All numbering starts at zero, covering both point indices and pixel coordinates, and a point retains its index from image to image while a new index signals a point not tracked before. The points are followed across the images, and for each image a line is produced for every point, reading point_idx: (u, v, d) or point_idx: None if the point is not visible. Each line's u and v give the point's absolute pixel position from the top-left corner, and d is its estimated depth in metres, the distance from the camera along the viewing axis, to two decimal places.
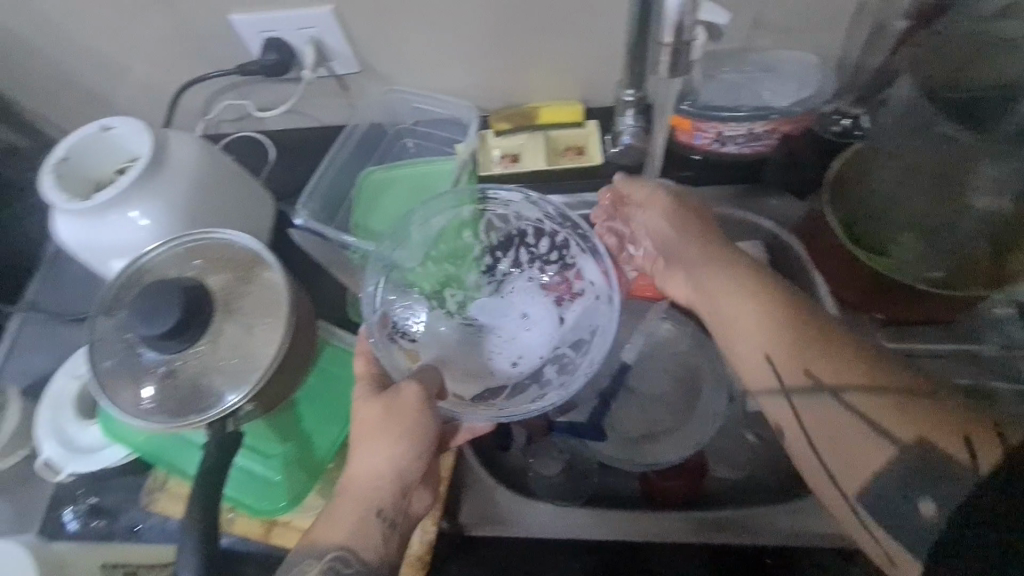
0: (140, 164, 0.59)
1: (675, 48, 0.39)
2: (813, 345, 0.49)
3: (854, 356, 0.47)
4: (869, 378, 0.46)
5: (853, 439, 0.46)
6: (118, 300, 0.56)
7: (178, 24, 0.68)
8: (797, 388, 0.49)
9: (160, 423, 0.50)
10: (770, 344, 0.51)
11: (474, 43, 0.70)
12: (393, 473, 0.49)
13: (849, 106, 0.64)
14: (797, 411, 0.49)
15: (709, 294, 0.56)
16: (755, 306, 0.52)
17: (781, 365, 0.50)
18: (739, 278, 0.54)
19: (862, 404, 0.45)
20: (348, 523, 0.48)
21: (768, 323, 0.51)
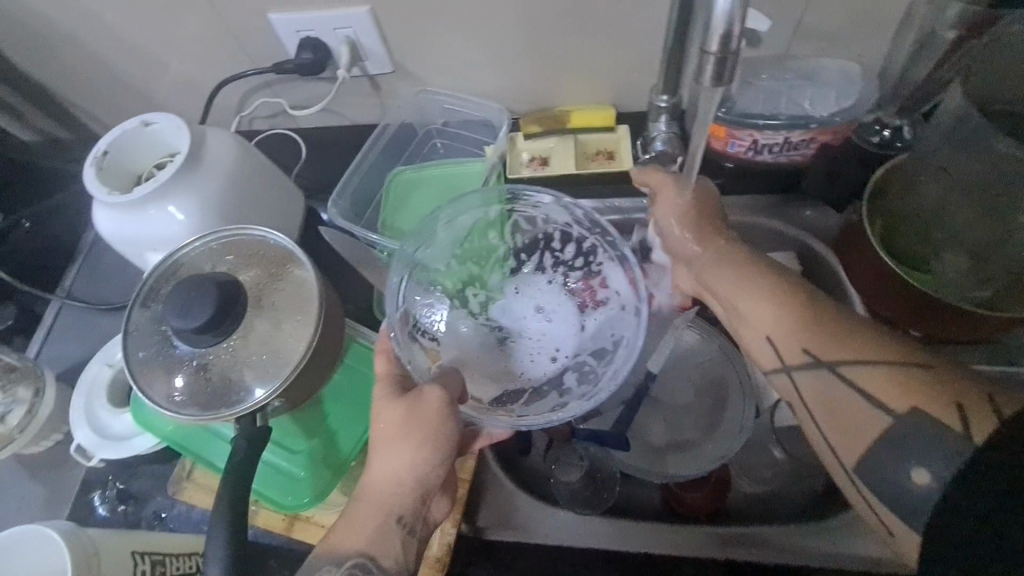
0: (178, 160, 0.60)
1: (721, 57, 0.38)
2: (813, 321, 0.47)
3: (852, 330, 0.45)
4: (868, 352, 0.44)
5: (849, 413, 0.44)
6: (154, 292, 0.57)
7: (217, 22, 0.70)
8: (796, 364, 0.48)
9: (191, 416, 0.51)
10: (769, 323, 0.49)
11: (508, 46, 0.70)
12: (416, 475, 0.48)
13: (890, 116, 0.63)
14: (800, 389, 0.48)
15: (724, 297, 0.53)
16: (769, 299, 0.49)
17: (780, 343, 0.48)
18: (761, 276, 0.51)
19: (859, 377, 0.43)
20: (369, 530, 0.47)
21: (777, 308, 0.49)
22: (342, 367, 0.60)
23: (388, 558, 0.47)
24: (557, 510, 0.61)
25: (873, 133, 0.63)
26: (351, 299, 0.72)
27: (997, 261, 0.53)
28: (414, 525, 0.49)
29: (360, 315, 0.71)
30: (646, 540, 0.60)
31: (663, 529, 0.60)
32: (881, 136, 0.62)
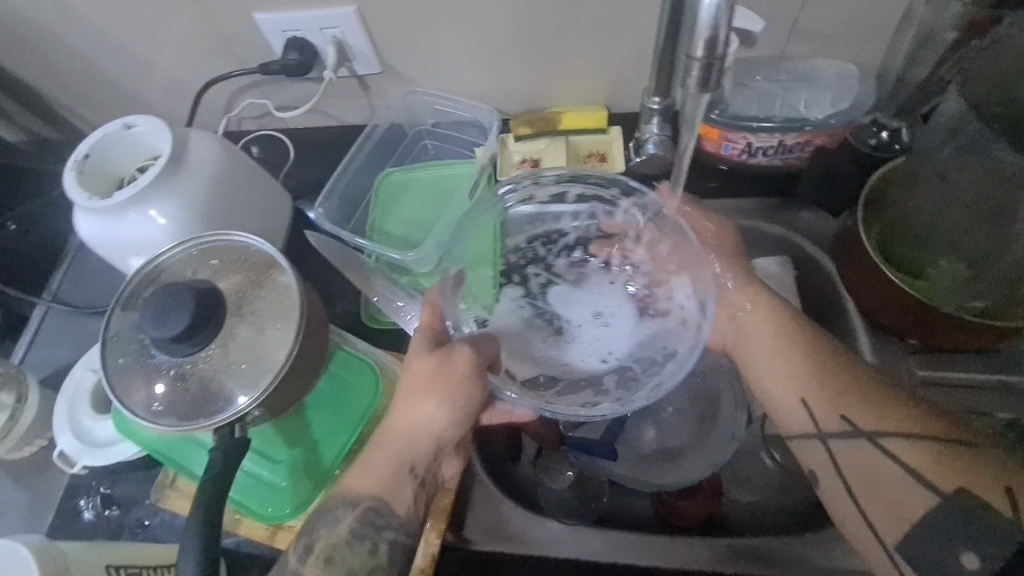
0: (160, 163, 0.59)
1: (706, 62, 0.37)
2: (848, 391, 0.51)
3: (891, 402, 0.49)
4: (905, 425, 0.47)
5: (890, 486, 0.47)
6: (134, 298, 0.56)
7: (202, 22, 0.68)
8: (835, 433, 0.50)
9: (170, 426, 0.50)
10: (810, 389, 0.52)
11: (497, 46, 0.68)
12: (441, 432, 0.51)
13: (889, 118, 0.59)
14: (834, 455, 0.50)
15: (750, 352, 0.57)
16: (811, 367, 0.53)
17: (817, 409, 0.52)
18: (803, 345, 0.54)
19: (899, 450, 0.47)
20: (381, 475, 0.50)
21: (822, 373, 0.52)
22: (326, 374, 0.60)
23: (399, 504, 0.50)
24: (546, 521, 0.60)
25: (870, 133, 0.59)
26: (339, 303, 0.71)
27: (993, 270, 0.53)
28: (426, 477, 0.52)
29: (348, 320, 0.70)
30: (634, 551, 0.59)
31: (651, 540, 0.59)
32: (879, 137, 0.58)
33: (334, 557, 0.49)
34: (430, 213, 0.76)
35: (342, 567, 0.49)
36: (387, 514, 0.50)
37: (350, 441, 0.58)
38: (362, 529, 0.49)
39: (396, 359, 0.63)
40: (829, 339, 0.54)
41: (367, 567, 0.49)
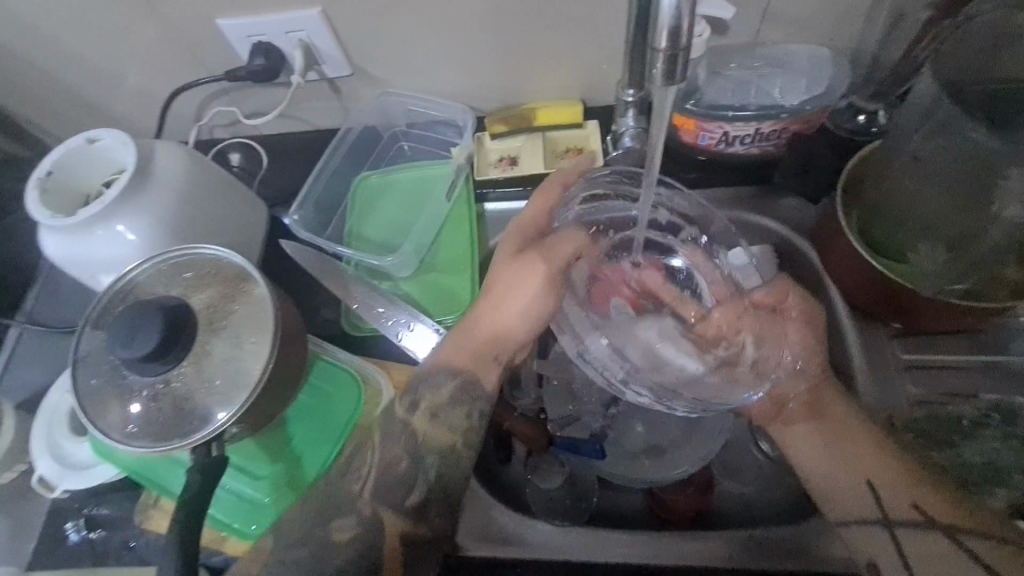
0: (125, 177, 0.57)
1: (671, 54, 0.36)
2: (913, 480, 0.52)
3: (951, 497, 0.51)
4: (971, 521, 0.49)
5: None
6: (104, 318, 0.54)
7: (164, 30, 0.67)
8: (904, 522, 0.50)
9: (145, 448, 0.49)
10: (880, 472, 0.52)
11: (467, 43, 0.67)
12: (534, 320, 0.55)
13: (866, 100, 0.62)
14: (903, 547, 0.50)
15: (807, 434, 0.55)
16: (885, 454, 0.53)
17: (884, 498, 0.52)
18: (872, 433, 0.55)
19: (975, 546, 0.48)
20: (474, 350, 0.54)
21: (897, 462, 0.53)
22: (307, 385, 0.60)
23: (488, 381, 0.54)
24: (535, 522, 0.60)
25: (847, 117, 0.63)
26: (320, 311, 0.70)
27: (977, 250, 0.51)
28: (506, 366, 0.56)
29: (329, 328, 0.69)
30: (626, 549, 0.58)
31: (645, 538, 0.59)
32: (856, 120, 0.62)
33: (437, 415, 0.51)
34: (408, 217, 0.75)
35: (444, 427, 0.51)
36: (478, 389, 0.53)
37: (334, 452, 0.57)
38: (459, 396, 0.52)
39: (378, 366, 0.62)
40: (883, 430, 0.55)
41: (466, 427, 0.51)
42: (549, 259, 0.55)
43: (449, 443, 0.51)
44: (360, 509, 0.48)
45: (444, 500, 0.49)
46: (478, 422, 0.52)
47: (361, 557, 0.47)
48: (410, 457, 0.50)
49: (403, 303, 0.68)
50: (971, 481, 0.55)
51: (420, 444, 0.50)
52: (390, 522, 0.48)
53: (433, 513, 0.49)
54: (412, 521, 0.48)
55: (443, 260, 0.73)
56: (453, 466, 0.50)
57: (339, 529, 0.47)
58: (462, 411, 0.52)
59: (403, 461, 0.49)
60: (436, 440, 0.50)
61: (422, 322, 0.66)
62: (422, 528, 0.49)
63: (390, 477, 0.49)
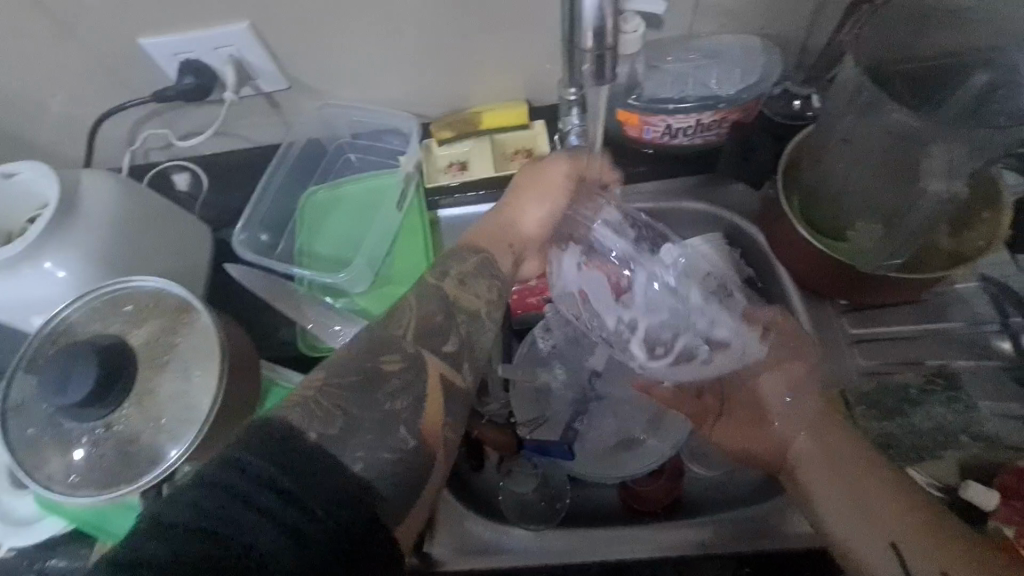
0: (49, 211, 0.54)
1: (598, 53, 0.36)
2: (936, 534, 0.48)
3: (979, 552, 0.46)
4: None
5: None
6: (34, 363, 0.51)
7: (84, 53, 0.63)
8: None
9: (89, 497, 0.47)
10: (903, 532, 0.48)
11: (404, 50, 0.66)
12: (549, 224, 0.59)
13: (799, 86, 0.65)
14: None
15: (817, 481, 0.53)
16: (910, 512, 0.49)
17: (907, 556, 0.47)
18: (899, 485, 0.50)
19: None
20: (496, 238, 0.56)
21: (927, 526, 0.48)
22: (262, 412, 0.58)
23: (501, 264, 0.55)
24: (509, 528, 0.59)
25: (783, 104, 0.65)
26: (276, 334, 0.68)
27: (905, 227, 0.52)
28: (519, 259, 0.57)
29: (286, 351, 0.67)
30: (605, 547, 0.58)
31: (623, 532, 0.59)
32: (792, 106, 0.65)
33: (465, 282, 0.51)
34: (361, 230, 0.74)
35: (473, 293, 0.51)
36: (495, 267, 0.54)
37: None
38: (481, 270, 0.53)
39: None
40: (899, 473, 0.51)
41: (488, 298, 0.51)
42: (565, 169, 0.59)
43: (476, 309, 0.50)
44: (404, 347, 0.45)
45: (473, 357, 0.48)
46: (499, 298, 0.52)
47: (409, 394, 0.43)
48: (444, 310, 0.49)
49: (359, 319, 0.66)
50: (925, 447, 0.56)
51: (452, 303, 0.49)
52: (433, 363, 0.45)
53: (467, 367, 0.47)
54: (452, 368, 0.46)
55: (398, 272, 0.72)
56: (481, 331, 0.50)
57: (385, 360, 0.44)
58: (487, 284, 0.52)
59: (438, 313, 0.48)
60: (465, 303, 0.50)
61: None
62: (459, 376, 0.46)
63: (425, 325, 0.47)
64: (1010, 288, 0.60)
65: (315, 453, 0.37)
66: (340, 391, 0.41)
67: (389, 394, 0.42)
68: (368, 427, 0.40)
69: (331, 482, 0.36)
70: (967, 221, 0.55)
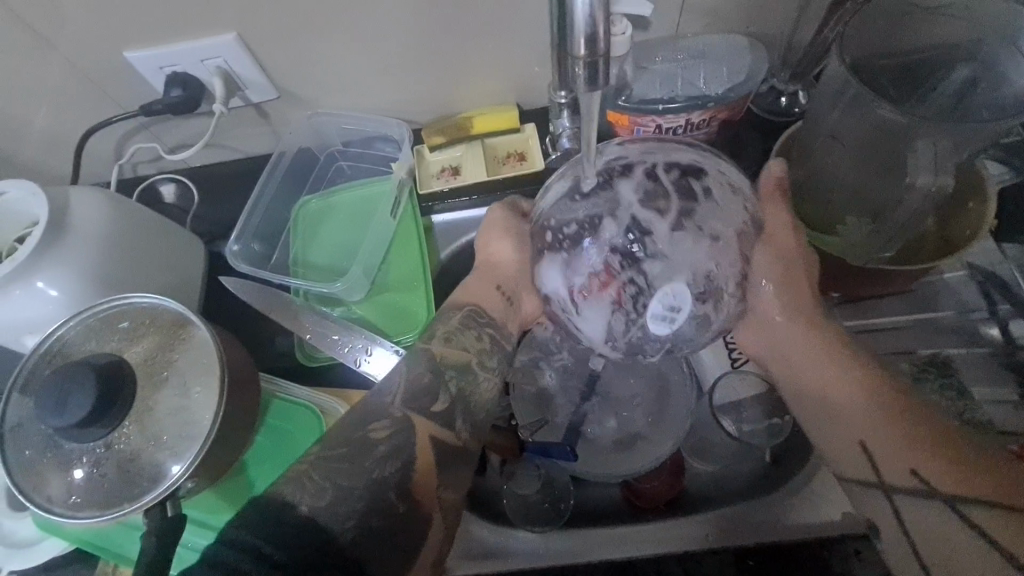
0: (38, 230, 0.53)
1: (591, 60, 0.36)
2: (918, 436, 0.45)
3: (963, 457, 0.43)
4: (982, 488, 0.42)
5: (969, 559, 0.42)
6: (30, 384, 0.51)
7: (67, 68, 0.62)
8: (900, 488, 0.46)
9: (92, 518, 0.46)
10: (870, 433, 0.48)
11: (393, 57, 0.66)
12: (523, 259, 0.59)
13: (785, 83, 0.67)
14: (904, 516, 0.46)
15: (806, 390, 0.53)
16: (878, 413, 0.48)
17: (881, 458, 0.47)
18: (865, 385, 0.49)
19: (985, 522, 0.41)
20: (479, 287, 0.60)
21: (892, 425, 0.46)
22: (264, 426, 0.59)
23: (492, 308, 0.59)
24: (515, 530, 0.60)
25: (770, 100, 0.67)
26: (274, 344, 0.68)
27: (892, 223, 0.55)
28: (513, 296, 0.60)
29: (285, 361, 0.67)
30: (607, 547, 0.59)
31: (628, 531, 0.60)
32: (779, 103, 0.67)
33: (451, 338, 0.55)
34: (357, 237, 0.74)
35: (459, 347, 0.54)
36: (485, 314, 0.58)
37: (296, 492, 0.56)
38: (468, 321, 0.57)
39: (335, 395, 0.61)
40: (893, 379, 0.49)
41: (478, 348, 0.55)
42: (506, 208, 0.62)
43: (464, 361, 0.54)
44: (393, 412, 0.49)
45: (467, 408, 0.52)
46: (489, 345, 0.56)
47: (398, 456, 0.46)
48: (433, 371, 0.52)
49: (358, 327, 0.66)
50: None
51: (438, 362, 0.53)
52: (420, 422, 0.49)
53: (458, 421, 0.50)
54: (443, 425, 0.49)
55: (395, 278, 0.72)
56: (473, 381, 0.53)
57: (376, 427, 0.47)
58: (474, 334, 0.56)
59: (426, 372, 0.52)
60: (452, 358, 0.53)
61: (379, 344, 0.64)
62: (451, 434, 0.49)
63: (415, 387, 0.51)
64: (998, 278, 0.60)
65: (307, 526, 0.41)
66: (332, 460, 0.44)
67: (377, 457, 0.45)
68: (359, 491, 0.43)
69: (321, 551, 0.39)
70: (952, 215, 0.57)
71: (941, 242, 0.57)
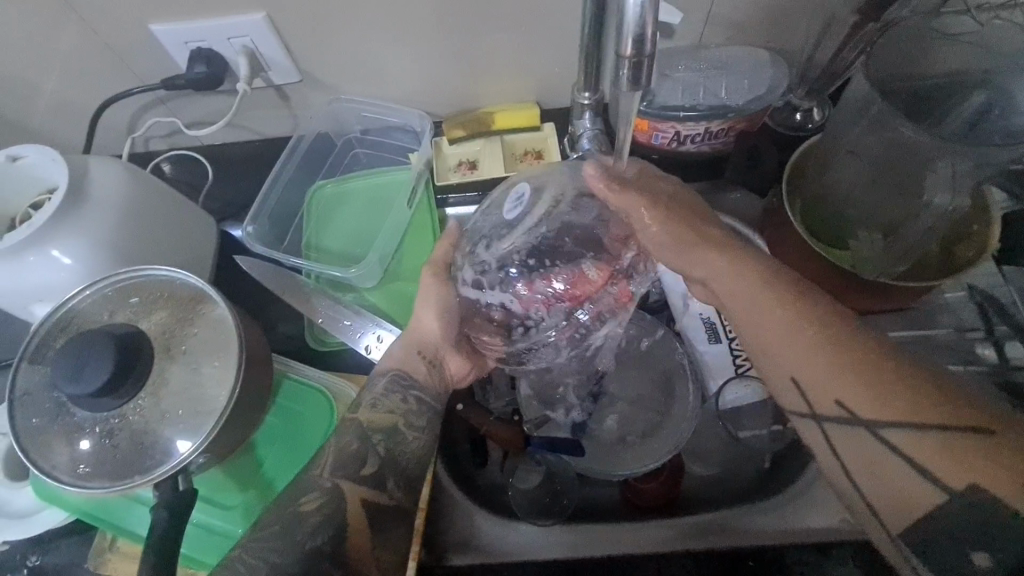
0: (56, 197, 0.53)
1: (636, 60, 0.37)
2: (848, 363, 0.41)
3: (891, 379, 0.40)
4: (905, 412, 0.39)
5: (894, 479, 0.40)
6: (42, 351, 0.50)
7: (91, 36, 0.62)
8: (829, 416, 0.43)
9: (101, 488, 0.46)
10: (800, 365, 0.43)
11: (420, 47, 0.66)
12: (443, 322, 0.58)
13: (801, 99, 0.68)
14: (833, 441, 0.43)
15: (737, 320, 0.48)
16: (805, 341, 0.43)
17: (811, 388, 0.43)
18: (794, 313, 0.44)
19: (904, 445, 0.39)
20: (399, 353, 0.58)
21: (822, 356, 0.42)
22: (274, 407, 0.59)
23: (416, 373, 0.56)
24: (517, 523, 0.60)
25: (786, 115, 0.69)
26: (281, 327, 0.68)
27: (909, 238, 0.56)
28: (436, 360, 0.58)
29: (293, 344, 0.67)
30: (609, 541, 0.59)
31: (630, 527, 0.60)
32: (793, 118, 0.69)
33: (375, 404, 0.53)
34: (371, 224, 0.74)
35: (382, 410, 0.53)
36: (409, 378, 0.56)
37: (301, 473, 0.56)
38: (391, 386, 0.55)
39: (347, 379, 0.61)
40: (824, 300, 0.44)
41: (402, 410, 0.53)
42: (429, 267, 0.60)
43: (391, 424, 0.52)
44: (321, 484, 0.47)
45: (398, 469, 0.50)
46: (415, 406, 0.54)
47: (330, 524, 0.44)
48: (360, 437, 0.50)
49: (369, 312, 0.66)
50: None
51: (368, 428, 0.51)
52: (350, 489, 0.47)
53: (390, 482, 0.49)
54: (373, 487, 0.48)
55: (407, 268, 0.72)
56: (402, 442, 0.51)
57: (305, 500, 0.45)
58: (399, 398, 0.54)
59: (353, 439, 0.50)
60: (378, 423, 0.52)
61: (390, 329, 0.64)
62: (384, 497, 0.48)
63: (344, 454, 0.49)
64: (997, 300, 0.62)
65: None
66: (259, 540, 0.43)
67: (309, 528, 0.43)
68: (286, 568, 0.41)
69: None
70: (962, 238, 0.58)
71: (947, 260, 0.58)
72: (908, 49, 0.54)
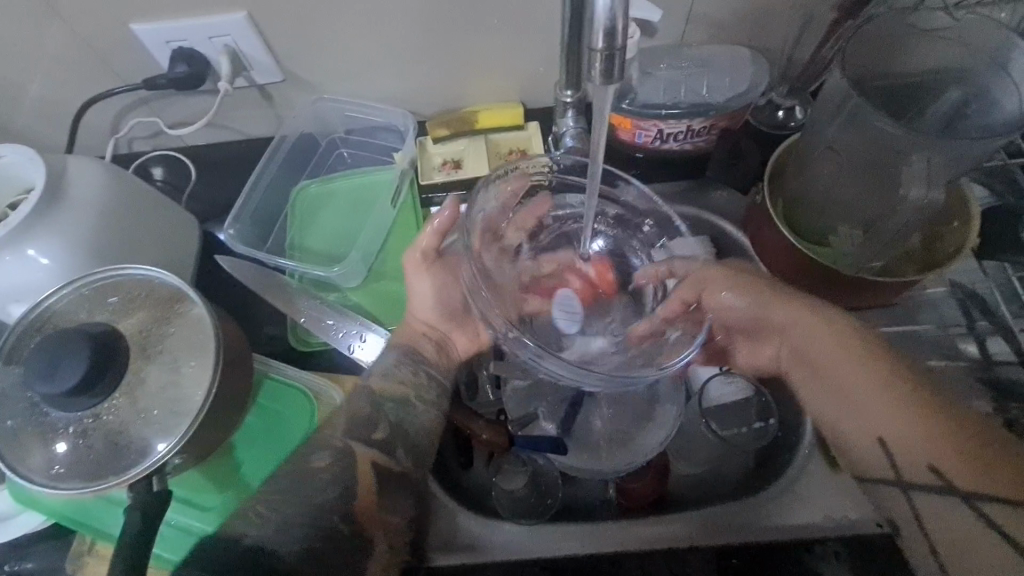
0: (34, 197, 0.52)
1: (608, 54, 0.37)
2: (945, 434, 0.44)
3: (983, 454, 0.43)
4: (1010, 490, 0.42)
5: (983, 557, 0.43)
6: (17, 352, 0.50)
7: (71, 36, 0.61)
8: (918, 485, 0.46)
9: (75, 489, 0.45)
10: (892, 432, 0.46)
11: (404, 46, 0.66)
12: (435, 293, 0.62)
13: (783, 97, 0.68)
14: (918, 509, 0.46)
15: (827, 381, 0.50)
16: (900, 404, 0.46)
17: (899, 455, 0.46)
18: (889, 376, 0.47)
19: (1000, 517, 0.42)
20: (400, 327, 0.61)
21: (928, 429, 0.44)
22: (254, 407, 0.59)
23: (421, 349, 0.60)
24: (501, 523, 0.59)
25: (768, 113, 0.69)
26: (266, 329, 0.67)
27: (887, 231, 0.56)
28: (440, 341, 0.62)
29: (276, 345, 0.67)
30: (597, 541, 0.58)
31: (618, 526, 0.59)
32: (776, 117, 0.69)
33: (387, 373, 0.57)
34: (355, 224, 0.74)
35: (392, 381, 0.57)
36: (419, 355, 0.59)
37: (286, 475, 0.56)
38: (402, 360, 0.58)
39: (330, 380, 0.61)
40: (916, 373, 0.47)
41: (414, 383, 0.57)
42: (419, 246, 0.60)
43: (402, 394, 0.56)
44: (332, 443, 0.51)
45: (402, 436, 0.54)
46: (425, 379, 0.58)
47: None
48: (372, 404, 0.54)
49: (352, 313, 0.66)
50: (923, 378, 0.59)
51: (377, 395, 0.55)
52: (362, 453, 0.51)
53: (392, 445, 0.52)
54: (385, 454, 0.52)
55: (391, 267, 0.72)
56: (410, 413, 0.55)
57: (316, 458, 0.49)
58: (409, 370, 0.58)
59: (365, 406, 0.54)
60: (389, 392, 0.56)
61: (377, 331, 0.65)
62: (393, 463, 0.52)
63: (355, 417, 0.53)
64: (979, 296, 0.62)
65: (253, 554, 0.43)
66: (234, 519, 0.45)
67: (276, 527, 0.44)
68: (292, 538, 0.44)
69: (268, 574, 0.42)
70: (942, 232, 0.58)
71: (930, 256, 0.58)
72: (883, 47, 0.55)
